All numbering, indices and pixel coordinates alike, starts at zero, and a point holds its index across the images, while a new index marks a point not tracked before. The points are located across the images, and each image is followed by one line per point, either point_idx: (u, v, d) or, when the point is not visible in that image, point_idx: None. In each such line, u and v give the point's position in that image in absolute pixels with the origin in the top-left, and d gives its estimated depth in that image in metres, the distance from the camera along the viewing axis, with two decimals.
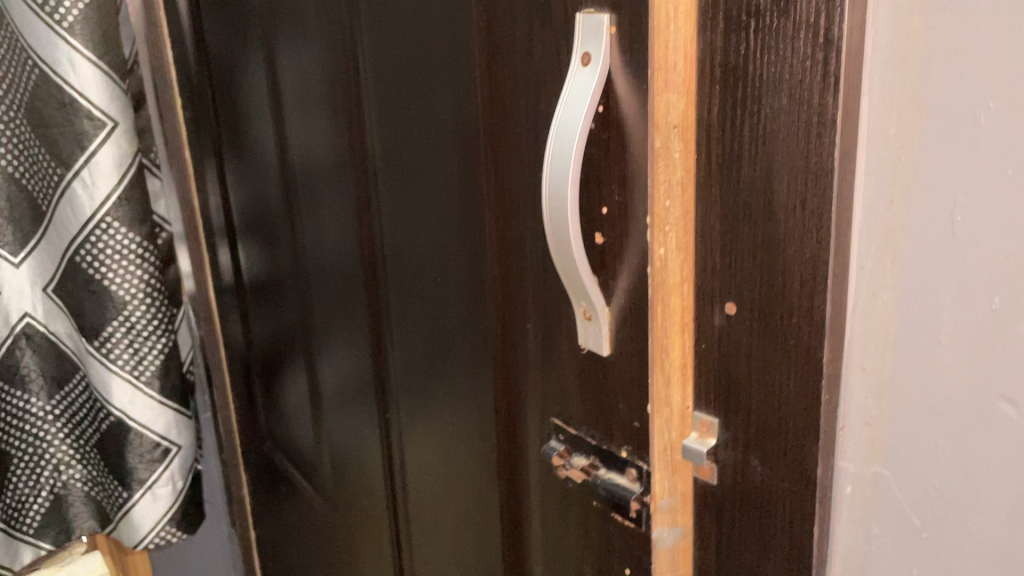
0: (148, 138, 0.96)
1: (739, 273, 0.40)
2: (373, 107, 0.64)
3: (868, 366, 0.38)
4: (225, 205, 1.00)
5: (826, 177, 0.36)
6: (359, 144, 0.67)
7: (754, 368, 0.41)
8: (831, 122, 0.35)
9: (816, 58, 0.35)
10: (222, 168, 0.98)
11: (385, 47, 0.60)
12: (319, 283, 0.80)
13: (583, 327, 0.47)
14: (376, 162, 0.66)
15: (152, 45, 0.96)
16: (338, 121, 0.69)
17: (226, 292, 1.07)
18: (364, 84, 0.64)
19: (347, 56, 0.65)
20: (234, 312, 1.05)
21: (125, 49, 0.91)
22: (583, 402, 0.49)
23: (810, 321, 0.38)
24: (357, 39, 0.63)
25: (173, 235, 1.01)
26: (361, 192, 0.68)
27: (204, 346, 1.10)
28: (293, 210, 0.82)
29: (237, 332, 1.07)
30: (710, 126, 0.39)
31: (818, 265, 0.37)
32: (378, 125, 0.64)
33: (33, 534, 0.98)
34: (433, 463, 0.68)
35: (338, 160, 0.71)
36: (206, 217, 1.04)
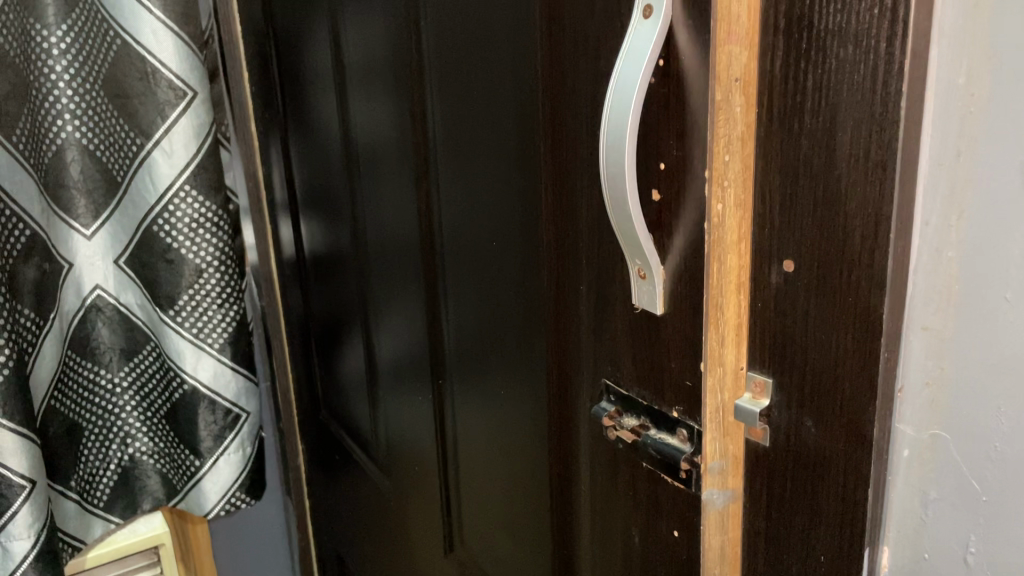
0: (219, 111, 0.99)
1: (798, 228, 0.39)
2: (434, 74, 0.65)
3: (930, 325, 0.37)
4: (288, 180, 1.03)
5: (891, 127, 0.35)
6: (420, 113, 0.68)
7: (810, 326, 0.40)
8: (897, 70, 0.34)
9: (884, 4, 0.34)
10: (286, 142, 1.00)
11: (448, 14, 0.61)
12: (378, 252, 0.82)
13: (637, 286, 0.47)
14: (436, 130, 0.66)
15: (223, 20, 0.99)
16: (399, 90, 0.70)
17: (287, 265, 1.09)
18: (425, 53, 0.65)
19: (410, 25, 0.66)
20: (295, 285, 1.08)
21: (202, 20, 0.94)
22: (635, 363, 0.49)
23: (870, 278, 0.37)
24: (420, 8, 0.64)
25: (239, 207, 1.04)
26: (421, 162, 0.69)
27: (265, 317, 1.13)
28: (354, 181, 0.83)
29: (296, 303, 1.10)
30: (773, 78, 0.39)
31: (881, 220, 0.36)
32: (438, 92, 0.65)
33: (104, 507, 1.02)
34: (485, 429, 0.68)
35: (399, 130, 0.72)
36: (269, 191, 1.07)
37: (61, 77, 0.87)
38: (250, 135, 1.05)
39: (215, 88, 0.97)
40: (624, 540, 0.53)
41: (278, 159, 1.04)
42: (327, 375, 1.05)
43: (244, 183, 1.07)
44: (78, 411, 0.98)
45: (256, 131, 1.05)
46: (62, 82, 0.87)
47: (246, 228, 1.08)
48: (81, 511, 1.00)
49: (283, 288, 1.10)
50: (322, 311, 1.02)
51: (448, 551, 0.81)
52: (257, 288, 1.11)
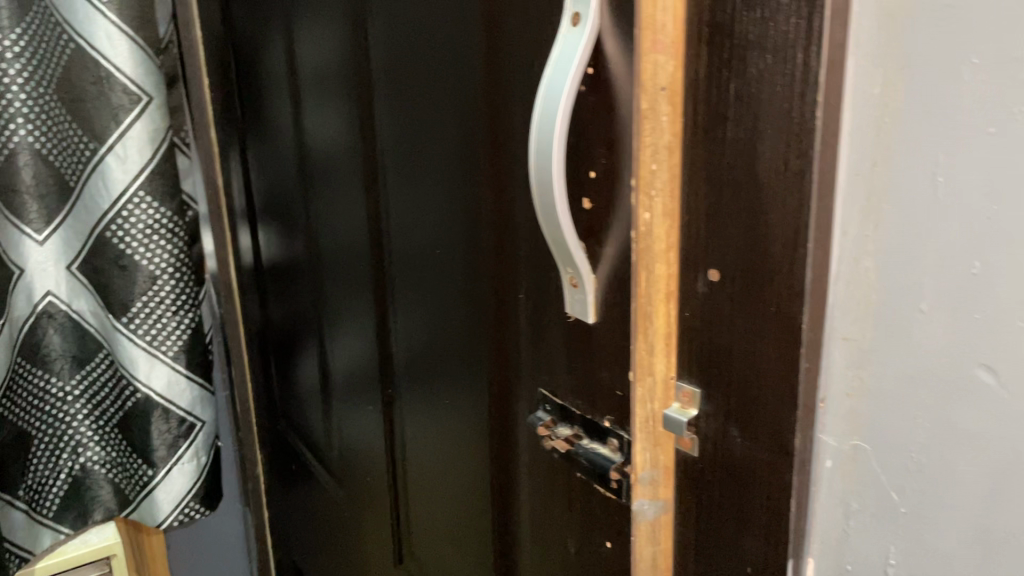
0: (179, 117, 0.98)
1: (723, 237, 0.39)
2: (382, 81, 0.64)
3: (850, 335, 0.37)
4: (247, 188, 1.02)
5: (809, 136, 0.35)
6: (368, 121, 0.68)
7: (735, 336, 0.40)
8: (814, 80, 0.34)
9: (801, 13, 0.34)
10: (244, 150, 1.00)
11: (393, 22, 0.61)
12: (331, 259, 0.81)
13: (570, 294, 0.47)
14: (384, 137, 0.66)
15: (183, 26, 0.99)
16: (349, 99, 0.70)
17: (246, 274, 1.08)
18: (373, 62, 0.65)
19: (359, 32, 0.66)
20: (253, 293, 1.07)
21: (161, 27, 0.93)
22: (570, 372, 0.48)
23: (791, 287, 0.37)
24: (368, 16, 0.64)
25: (198, 213, 1.03)
26: (370, 170, 0.69)
27: (223, 325, 1.12)
28: (308, 186, 0.83)
29: (254, 312, 1.08)
30: (698, 87, 0.39)
31: (800, 229, 0.36)
32: (386, 99, 0.64)
33: (53, 517, 1.00)
34: (431, 439, 0.68)
35: (351, 134, 0.71)
36: (229, 198, 1.06)
37: (12, 81, 0.85)
38: (210, 142, 1.04)
39: (174, 94, 0.97)
40: (561, 551, 0.52)
41: (237, 164, 1.03)
42: (283, 382, 1.04)
43: (203, 190, 1.06)
44: (27, 419, 0.95)
45: (216, 138, 1.05)
46: (15, 87, 0.86)
47: (204, 235, 1.07)
48: (30, 521, 0.98)
49: (242, 295, 1.09)
50: (279, 318, 1.01)
51: (398, 563, 0.80)
52: (216, 295, 1.10)
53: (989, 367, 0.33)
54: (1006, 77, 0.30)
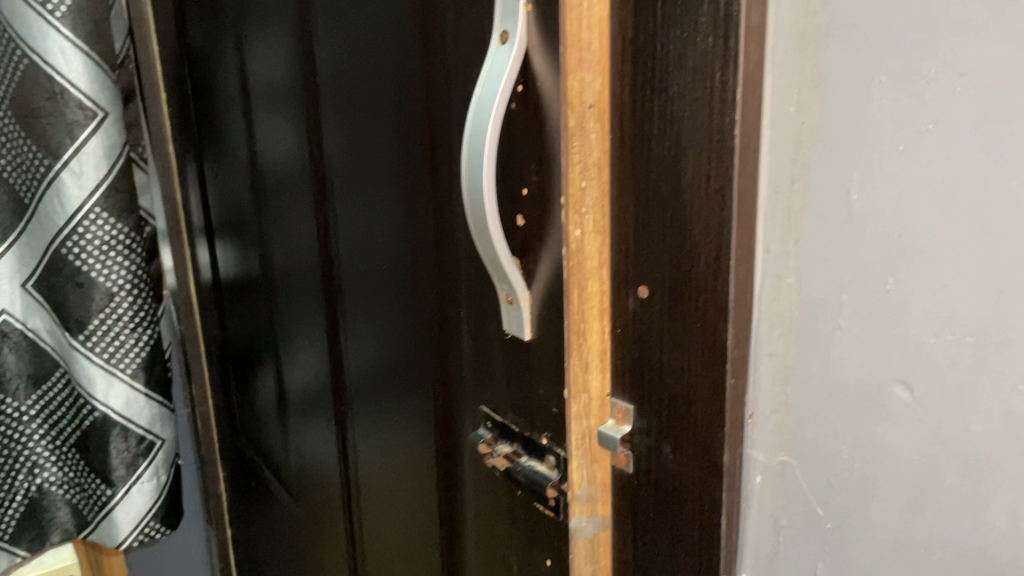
0: (137, 133, 0.97)
1: (651, 254, 0.39)
2: (329, 98, 0.64)
3: (774, 351, 0.37)
4: (204, 204, 1.01)
5: (728, 154, 0.35)
6: (317, 138, 0.68)
7: (665, 352, 0.40)
8: (732, 99, 0.34)
9: (718, 32, 0.34)
10: (201, 166, 0.99)
11: (337, 40, 0.61)
12: (284, 276, 0.80)
13: (507, 312, 0.47)
14: (331, 153, 0.66)
15: (139, 41, 0.98)
16: (298, 115, 0.70)
17: (205, 290, 1.07)
18: (319, 79, 0.65)
19: (306, 49, 0.66)
20: (212, 309, 1.06)
21: (116, 41, 0.92)
22: (509, 390, 0.48)
23: (715, 304, 0.37)
24: (314, 33, 0.64)
25: (157, 229, 1.02)
26: (319, 187, 0.69)
27: (184, 342, 1.11)
28: (261, 203, 0.82)
29: (214, 329, 1.08)
30: (623, 105, 0.39)
31: (722, 246, 0.36)
32: (333, 115, 0.64)
33: (9, 540, 0.98)
34: (382, 456, 0.68)
35: (301, 152, 0.71)
36: (187, 214, 1.05)
37: None
38: (168, 158, 1.04)
39: (131, 109, 0.96)
40: (505, 569, 0.52)
41: (195, 180, 1.02)
42: (243, 399, 1.03)
43: (162, 206, 1.05)
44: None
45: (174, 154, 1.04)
46: None
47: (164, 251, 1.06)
48: None
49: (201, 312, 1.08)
50: (237, 335, 1.00)
51: None
52: (176, 312, 1.09)
53: (904, 383, 0.33)
54: (913, 95, 0.31)
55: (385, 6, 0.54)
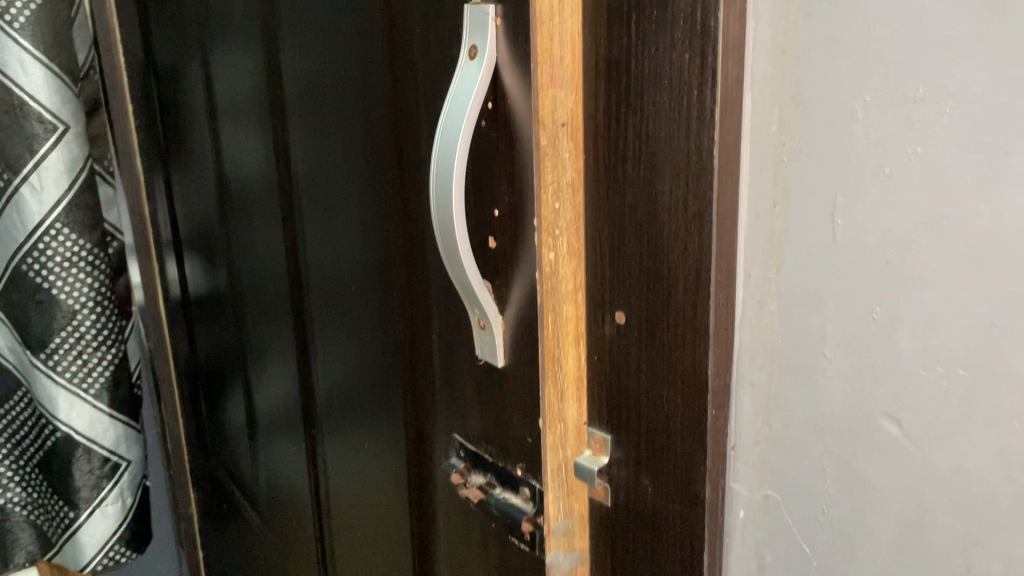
0: (103, 146, 0.95)
1: (627, 279, 0.38)
2: (295, 110, 0.62)
3: (756, 380, 0.36)
4: (171, 218, 0.98)
5: (707, 176, 0.33)
6: (284, 151, 0.65)
7: (642, 382, 0.38)
8: (710, 118, 0.33)
9: (694, 49, 0.33)
10: (168, 179, 0.96)
11: (303, 50, 0.59)
12: (252, 293, 0.78)
13: (478, 337, 0.45)
14: (299, 168, 0.63)
15: (105, 52, 0.95)
16: (265, 127, 0.68)
17: (174, 306, 1.05)
18: (286, 90, 0.63)
19: (272, 60, 0.64)
20: (181, 325, 1.03)
21: (80, 53, 0.90)
22: (482, 418, 0.46)
23: (694, 331, 0.35)
24: (280, 43, 0.62)
25: (123, 244, 0.99)
26: (287, 202, 0.67)
27: (152, 360, 1.08)
28: (228, 217, 0.80)
29: (183, 346, 1.05)
30: (597, 123, 0.37)
31: (702, 271, 0.35)
32: (300, 129, 0.62)
33: None
34: (353, 480, 0.65)
35: (269, 166, 0.69)
36: (155, 228, 1.03)
37: None
38: (134, 171, 1.01)
39: (96, 122, 0.93)
40: None
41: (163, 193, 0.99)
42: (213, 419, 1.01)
43: (129, 220, 1.03)
44: None
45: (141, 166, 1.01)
46: None
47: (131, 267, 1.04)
48: None
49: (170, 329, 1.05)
50: (207, 352, 0.97)
51: None
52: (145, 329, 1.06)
53: (893, 417, 0.31)
54: (898, 116, 0.29)
55: (351, 16, 0.52)
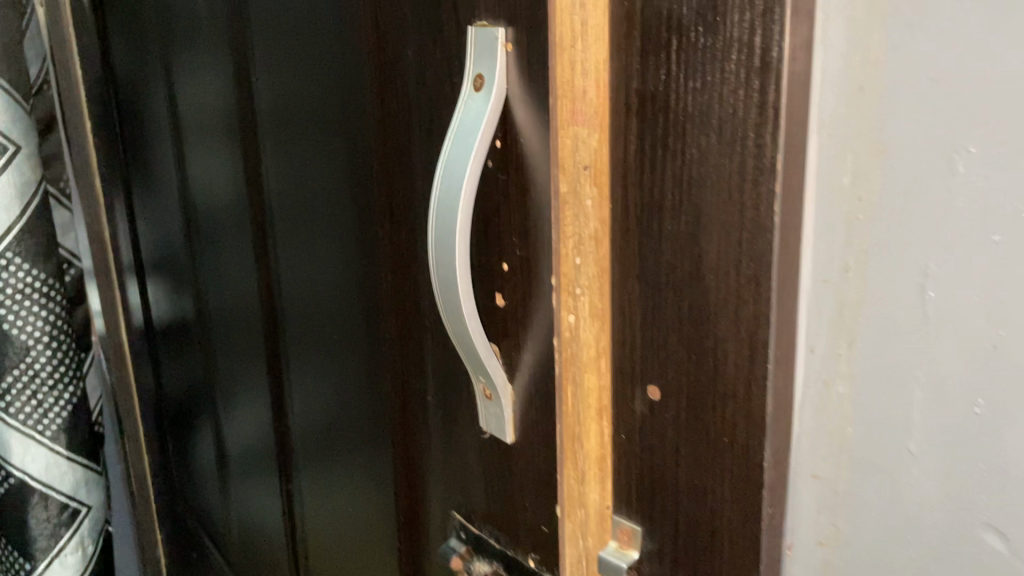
0: (59, 166, 0.87)
1: (664, 350, 0.32)
2: (269, 133, 0.56)
3: (820, 472, 0.30)
4: (134, 243, 0.91)
5: (764, 237, 0.28)
6: (256, 177, 0.59)
7: (681, 468, 0.33)
8: (769, 167, 0.27)
9: (751, 85, 0.27)
10: (131, 202, 0.89)
11: (279, 67, 0.52)
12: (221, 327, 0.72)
13: (484, 408, 0.39)
14: (272, 198, 0.57)
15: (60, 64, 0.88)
16: (235, 149, 0.61)
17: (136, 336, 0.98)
18: (259, 111, 0.56)
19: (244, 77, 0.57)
20: (146, 357, 0.96)
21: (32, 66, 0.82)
22: (487, 497, 0.41)
23: (747, 415, 0.30)
24: (252, 58, 0.55)
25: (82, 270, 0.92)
26: (259, 233, 0.60)
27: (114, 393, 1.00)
28: (194, 243, 0.74)
29: (147, 379, 0.97)
30: (627, 167, 0.32)
31: (756, 347, 0.29)
32: (274, 154, 0.56)
33: None
34: (336, 539, 0.60)
35: (238, 192, 0.63)
36: (116, 253, 0.95)
37: None
38: (94, 192, 0.93)
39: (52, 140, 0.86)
40: None
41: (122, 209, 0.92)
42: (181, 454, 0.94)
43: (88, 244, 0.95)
44: None
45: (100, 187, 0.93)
46: None
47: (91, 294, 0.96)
48: None
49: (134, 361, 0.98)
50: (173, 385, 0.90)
51: None
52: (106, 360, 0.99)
53: (998, 529, 0.26)
54: (1013, 175, 0.24)
55: (335, 32, 0.46)
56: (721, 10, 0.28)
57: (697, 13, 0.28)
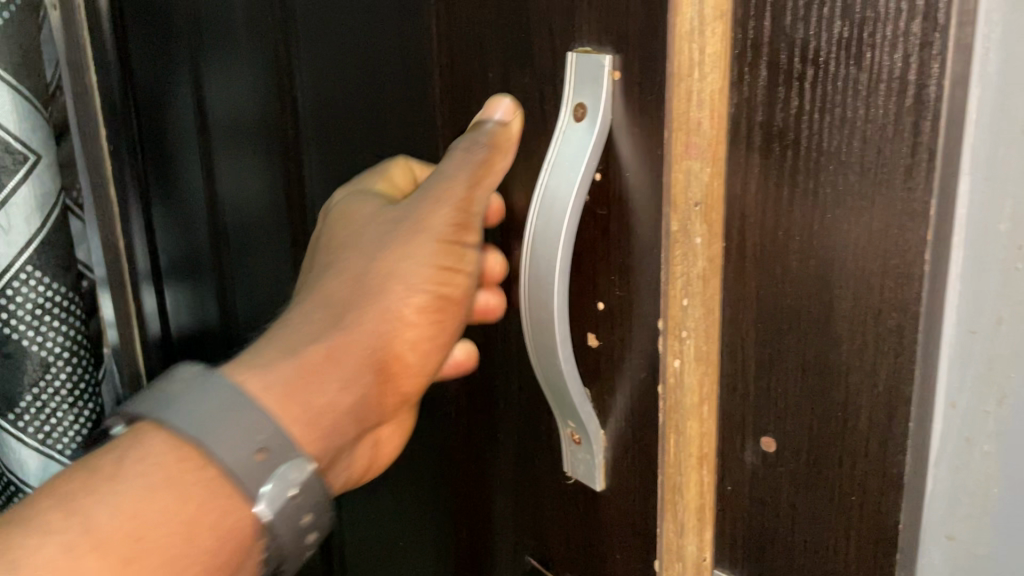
0: None
1: (785, 401, 0.30)
2: (313, 136, 0.56)
3: (956, 534, 0.29)
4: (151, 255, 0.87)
5: (910, 286, 0.26)
6: (297, 179, 0.59)
7: (798, 526, 0.31)
8: (921, 211, 0.25)
9: (902, 123, 0.25)
10: (147, 212, 0.85)
11: (328, 67, 0.53)
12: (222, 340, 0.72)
13: (571, 454, 0.38)
14: (314, 198, 0.58)
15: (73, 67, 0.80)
16: (273, 154, 0.60)
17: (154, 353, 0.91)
18: (301, 115, 0.56)
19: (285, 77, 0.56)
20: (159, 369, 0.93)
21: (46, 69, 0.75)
22: (569, 541, 0.40)
23: (882, 474, 0.28)
24: (296, 60, 0.55)
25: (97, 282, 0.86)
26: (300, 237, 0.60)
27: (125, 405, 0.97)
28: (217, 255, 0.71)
29: None
30: (747, 204, 0.29)
31: (896, 403, 0.27)
32: (318, 155, 0.56)
33: None
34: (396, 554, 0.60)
35: (265, 196, 0.63)
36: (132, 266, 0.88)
37: None
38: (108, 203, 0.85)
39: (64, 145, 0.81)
40: None
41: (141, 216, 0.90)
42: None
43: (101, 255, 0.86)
44: None
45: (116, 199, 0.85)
46: None
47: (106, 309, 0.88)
48: None
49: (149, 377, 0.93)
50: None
51: None
52: None
53: None
54: None
55: (403, 29, 0.46)
56: (868, 41, 0.25)
57: (840, 43, 0.26)
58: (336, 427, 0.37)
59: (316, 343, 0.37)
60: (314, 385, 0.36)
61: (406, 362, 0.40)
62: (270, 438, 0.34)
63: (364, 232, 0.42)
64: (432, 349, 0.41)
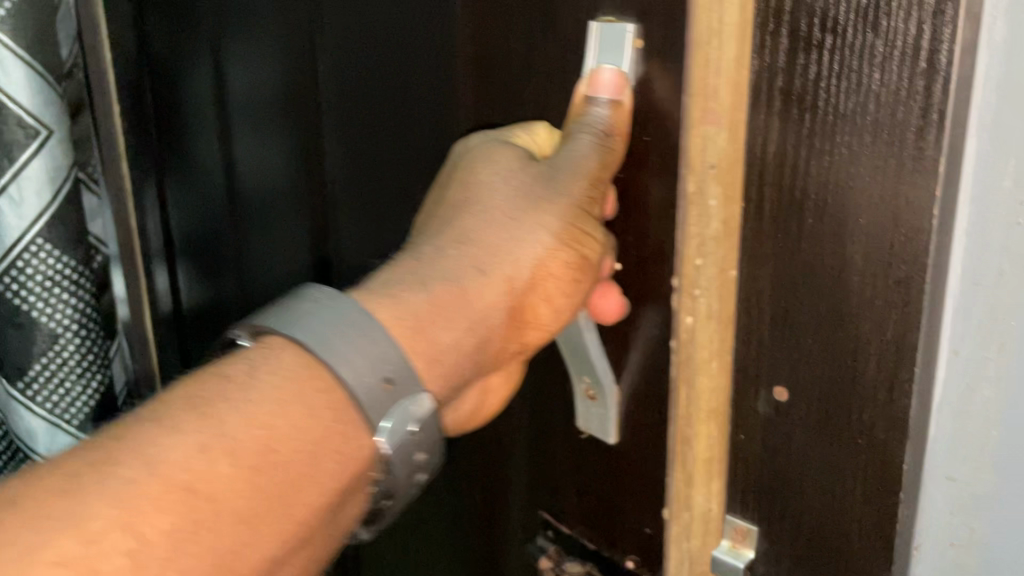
0: None
1: (798, 352, 0.32)
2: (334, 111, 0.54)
3: (955, 474, 0.32)
4: None
5: (919, 238, 0.28)
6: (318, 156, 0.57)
7: (808, 471, 0.33)
8: (930, 167, 0.27)
9: (915, 84, 0.27)
10: None
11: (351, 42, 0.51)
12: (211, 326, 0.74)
13: (585, 407, 0.41)
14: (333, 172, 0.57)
15: None
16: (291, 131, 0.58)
17: None
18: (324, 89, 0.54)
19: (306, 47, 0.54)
20: None
21: None
22: (581, 498, 0.43)
23: (888, 418, 0.30)
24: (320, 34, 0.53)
25: None
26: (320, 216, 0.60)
27: None
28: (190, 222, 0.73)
29: None
30: (763, 166, 0.31)
31: (902, 350, 0.29)
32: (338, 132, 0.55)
33: None
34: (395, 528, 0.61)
35: (279, 197, 0.62)
36: None
37: None
38: None
39: None
40: None
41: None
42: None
43: None
44: None
45: None
46: None
47: None
48: None
49: None
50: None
51: None
52: None
53: None
54: None
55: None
56: (881, 8, 0.27)
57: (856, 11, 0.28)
58: (459, 361, 0.39)
59: (460, 275, 0.39)
60: (439, 323, 0.38)
61: (547, 306, 0.40)
62: (395, 369, 0.35)
63: (496, 185, 0.40)
64: (566, 305, 0.39)
